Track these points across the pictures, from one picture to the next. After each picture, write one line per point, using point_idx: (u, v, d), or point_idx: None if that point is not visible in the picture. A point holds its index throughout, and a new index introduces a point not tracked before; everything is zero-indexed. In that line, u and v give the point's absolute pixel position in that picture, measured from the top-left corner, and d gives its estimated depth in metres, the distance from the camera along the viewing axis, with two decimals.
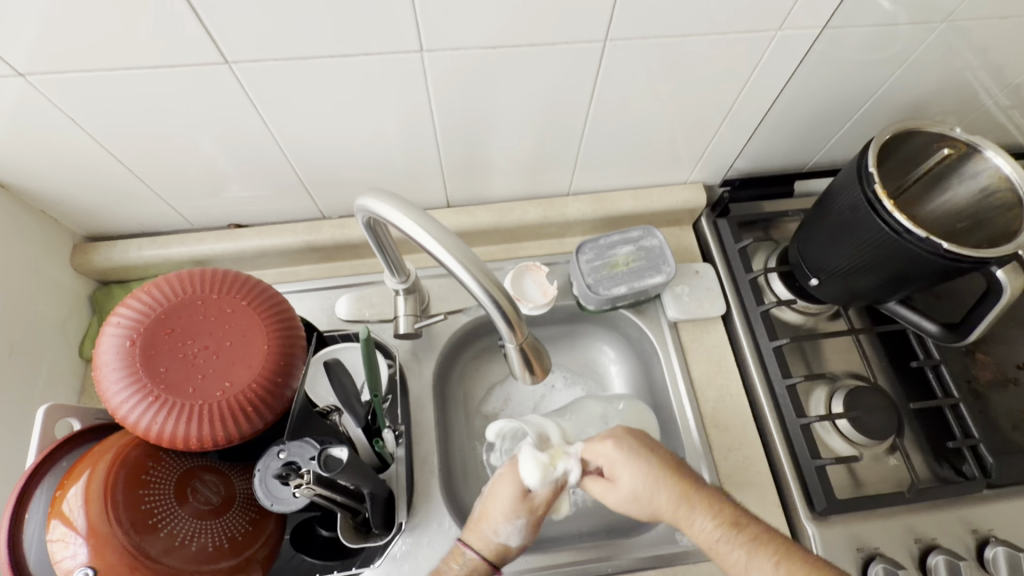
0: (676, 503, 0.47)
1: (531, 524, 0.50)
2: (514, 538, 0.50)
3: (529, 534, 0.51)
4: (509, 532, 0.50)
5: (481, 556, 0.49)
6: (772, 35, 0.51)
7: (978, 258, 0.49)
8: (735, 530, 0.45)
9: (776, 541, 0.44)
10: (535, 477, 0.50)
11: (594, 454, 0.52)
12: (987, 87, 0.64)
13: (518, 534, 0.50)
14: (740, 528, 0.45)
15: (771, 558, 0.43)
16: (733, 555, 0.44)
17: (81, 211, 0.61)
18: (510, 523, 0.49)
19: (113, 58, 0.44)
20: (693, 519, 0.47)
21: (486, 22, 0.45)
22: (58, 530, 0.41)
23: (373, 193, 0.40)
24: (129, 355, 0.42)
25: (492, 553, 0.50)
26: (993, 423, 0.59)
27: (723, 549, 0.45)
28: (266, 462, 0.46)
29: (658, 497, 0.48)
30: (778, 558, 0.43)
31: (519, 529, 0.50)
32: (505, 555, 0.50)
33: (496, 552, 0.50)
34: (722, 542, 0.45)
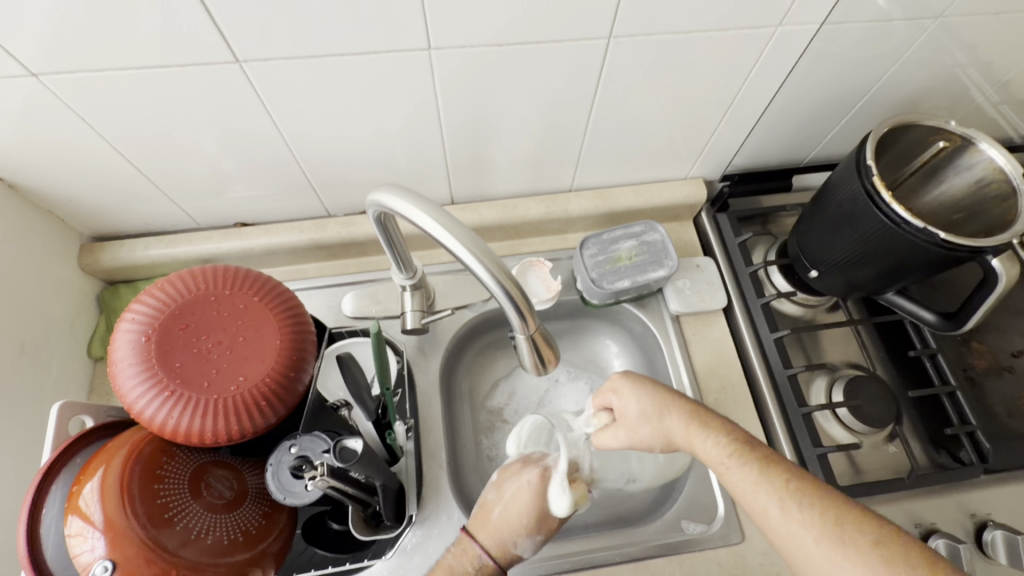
0: (686, 423, 0.49)
1: (546, 536, 0.52)
2: (528, 550, 0.51)
3: (537, 545, 0.52)
4: (525, 543, 0.50)
5: (495, 562, 0.48)
6: (771, 31, 0.52)
7: (975, 248, 0.50)
8: (745, 451, 0.45)
9: (784, 461, 0.43)
10: (561, 508, 0.49)
11: (604, 397, 0.56)
12: (978, 84, 0.66)
13: (532, 545, 0.51)
14: (749, 448, 0.45)
15: (783, 478, 0.42)
16: (740, 475, 0.44)
17: (88, 211, 0.62)
18: (528, 535, 0.50)
19: (125, 57, 0.45)
20: (703, 439, 0.47)
21: (492, 21, 0.46)
22: (76, 525, 0.42)
23: (385, 187, 0.40)
24: (144, 350, 0.43)
25: (506, 559, 0.49)
26: (989, 410, 0.61)
27: (731, 468, 0.44)
28: (278, 457, 0.47)
29: (667, 418, 0.50)
30: (785, 475, 0.42)
31: (532, 541, 0.51)
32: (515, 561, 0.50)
33: (507, 558, 0.50)
34: (730, 460, 0.45)
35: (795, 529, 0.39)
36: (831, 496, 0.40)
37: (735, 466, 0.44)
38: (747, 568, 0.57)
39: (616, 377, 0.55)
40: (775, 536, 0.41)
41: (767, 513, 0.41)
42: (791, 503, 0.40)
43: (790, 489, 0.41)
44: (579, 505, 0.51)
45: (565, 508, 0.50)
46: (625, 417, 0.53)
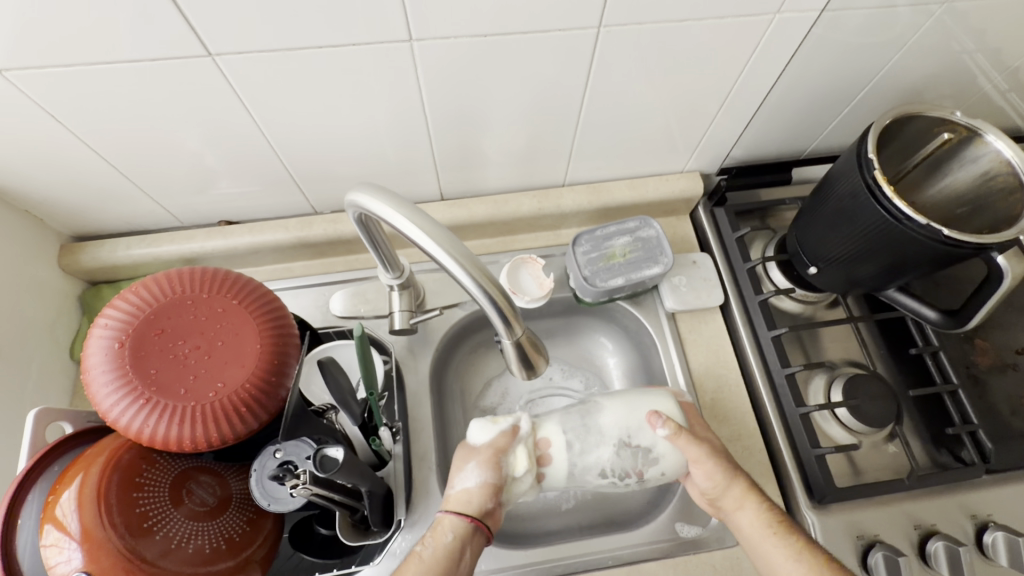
0: (744, 490, 0.51)
1: (486, 462, 0.49)
2: (472, 481, 0.49)
3: (489, 474, 0.49)
4: (465, 476, 0.49)
5: (446, 511, 0.49)
6: (769, 19, 0.50)
7: (979, 244, 0.48)
8: (789, 531, 0.48)
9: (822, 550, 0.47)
10: (482, 435, 0.51)
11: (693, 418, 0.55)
12: (985, 71, 0.63)
13: (472, 475, 0.49)
14: (792, 529, 0.48)
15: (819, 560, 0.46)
16: (778, 549, 0.47)
17: (66, 210, 0.60)
18: (461, 470, 0.50)
19: (92, 51, 0.43)
20: (750, 510, 0.50)
21: (476, 10, 0.44)
22: (52, 535, 0.41)
23: (363, 187, 0.39)
24: (118, 357, 0.42)
25: (461, 505, 0.49)
26: (992, 409, 0.59)
27: (770, 545, 0.48)
28: (262, 462, 0.45)
29: (730, 484, 0.51)
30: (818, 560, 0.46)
31: (473, 470, 0.49)
32: (475, 500, 0.48)
33: (463, 502, 0.48)
34: (769, 539, 0.48)
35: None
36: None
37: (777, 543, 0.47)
38: (742, 570, 0.56)
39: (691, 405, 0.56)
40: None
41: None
42: None
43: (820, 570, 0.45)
44: (499, 429, 0.51)
45: (484, 431, 0.51)
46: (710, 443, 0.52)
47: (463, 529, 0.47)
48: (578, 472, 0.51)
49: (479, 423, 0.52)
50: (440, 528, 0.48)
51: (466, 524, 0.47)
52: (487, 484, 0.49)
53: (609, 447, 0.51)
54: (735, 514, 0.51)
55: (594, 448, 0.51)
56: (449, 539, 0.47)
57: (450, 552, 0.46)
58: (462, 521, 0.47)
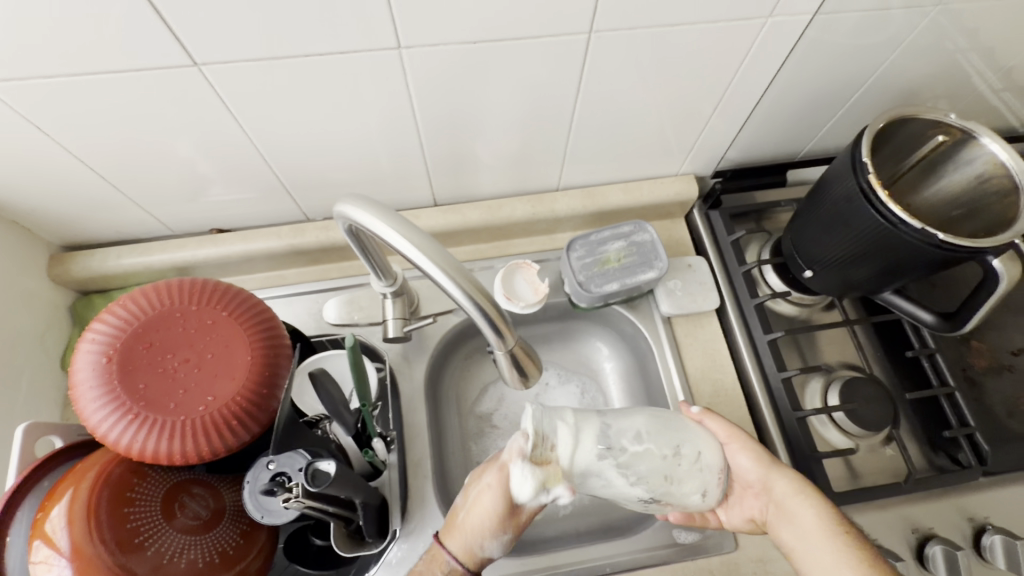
0: (793, 486, 0.50)
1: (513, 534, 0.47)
2: (497, 550, 0.47)
3: (510, 543, 0.48)
4: (493, 546, 0.46)
5: (462, 563, 0.46)
6: (763, 22, 0.49)
7: (974, 248, 0.48)
8: (843, 532, 0.46)
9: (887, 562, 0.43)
10: (524, 498, 0.43)
11: None
12: (979, 70, 0.63)
13: (501, 546, 0.47)
14: (849, 529, 0.46)
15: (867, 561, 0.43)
16: (828, 545, 0.45)
17: (56, 220, 0.60)
18: (494, 538, 0.46)
19: (78, 62, 0.42)
20: (802, 507, 0.48)
21: (466, 17, 0.44)
22: (41, 552, 0.40)
23: (352, 198, 0.38)
24: (106, 372, 0.41)
25: (474, 562, 0.47)
26: (989, 412, 0.59)
27: (826, 544, 0.45)
28: (254, 474, 0.44)
29: (775, 473, 0.51)
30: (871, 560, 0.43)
31: (500, 543, 0.47)
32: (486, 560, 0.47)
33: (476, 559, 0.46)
34: (823, 537, 0.46)
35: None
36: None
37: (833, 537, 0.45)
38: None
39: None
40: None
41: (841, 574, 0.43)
42: None
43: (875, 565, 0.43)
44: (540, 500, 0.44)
45: (528, 500, 0.44)
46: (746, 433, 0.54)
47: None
48: (612, 432, 0.45)
49: (524, 492, 0.43)
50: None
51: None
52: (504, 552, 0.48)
53: (637, 424, 0.47)
54: (790, 506, 0.49)
55: (626, 413, 0.47)
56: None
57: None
58: (467, 574, 0.47)
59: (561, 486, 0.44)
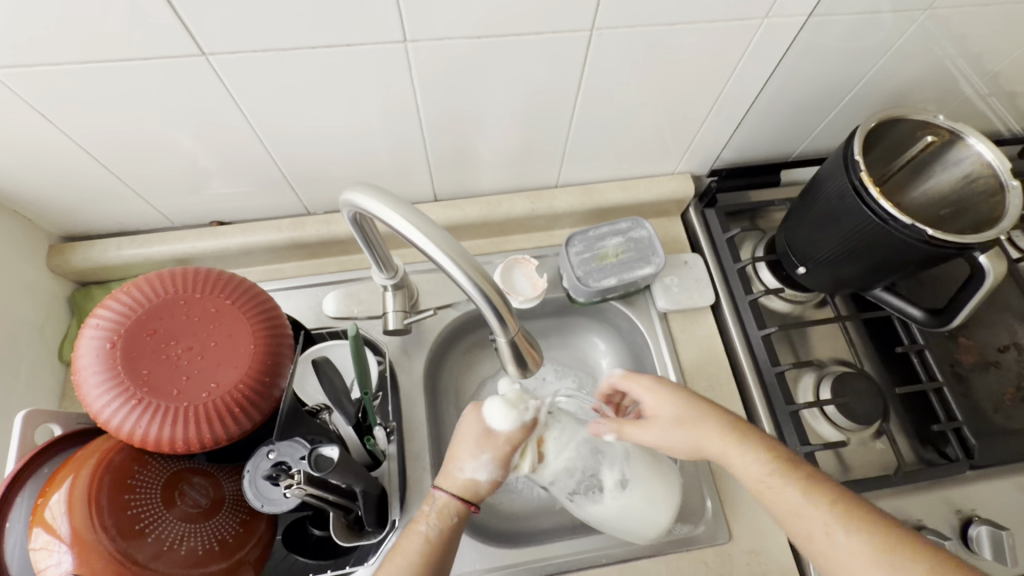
0: (721, 433, 0.49)
1: (498, 459, 0.50)
2: (482, 475, 0.50)
3: (497, 471, 0.50)
4: (477, 466, 0.50)
5: (451, 493, 0.49)
6: (757, 24, 0.51)
7: (963, 244, 0.49)
8: (789, 469, 0.45)
9: (846, 492, 0.43)
10: (501, 421, 0.51)
11: (634, 387, 0.55)
12: (965, 75, 0.65)
13: (485, 468, 0.50)
14: (788, 462, 0.46)
15: (828, 501, 0.43)
16: (785, 490, 0.44)
17: (56, 211, 0.60)
18: (474, 458, 0.50)
19: (85, 50, 0.43)
20: (742, 453, 0.47)
21: (470, 10, 0.44)
22: (41, 538, 0.40)
23: (359, 187, 0.39)
24: (109, 358, 0.41)
25: (465, 491, 0.49)
26: (976, 406, 0.61)
27: (776, 484, 0.45)
28: (255, 463, 0.45)
29: (703, 426, 0.50)
30: (834, 498, 0.43)
31: (485, 464, 0.50)
32: (478, 491, 0.50)
33: (469, 489, 0.49)
34: (776, 482, 0.45)
35: (843, 555, 0.40)
36: (905, 539, 0.40)
37: (782, 484, 0.45)
38: (733, 567, 0.56)
39: (629, 375, 0.55)
40: (821, 558, 0.42)
41: (813, 534, 0.42)
42: (839, 528, 0.41)
43: (836, 512, 0.42)
44: (519, 423, 0.51)
45: (507, 421, 0.51)
46: (655, 418, 0.53)
47: (464, 514, 0.48)
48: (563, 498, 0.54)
49: (502, 413, 0.51)
50: (444, 509, 0.48)
51: (467, 511, 0.49)
52: (493, 481, 0.50)
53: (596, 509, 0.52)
54: (728, 457, 0.48)
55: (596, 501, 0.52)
56: (452, 524, 0.47)
57: (450, 534, 0.47)
58: (464, 507, 0.48)
59: (531, 405, 0.53)
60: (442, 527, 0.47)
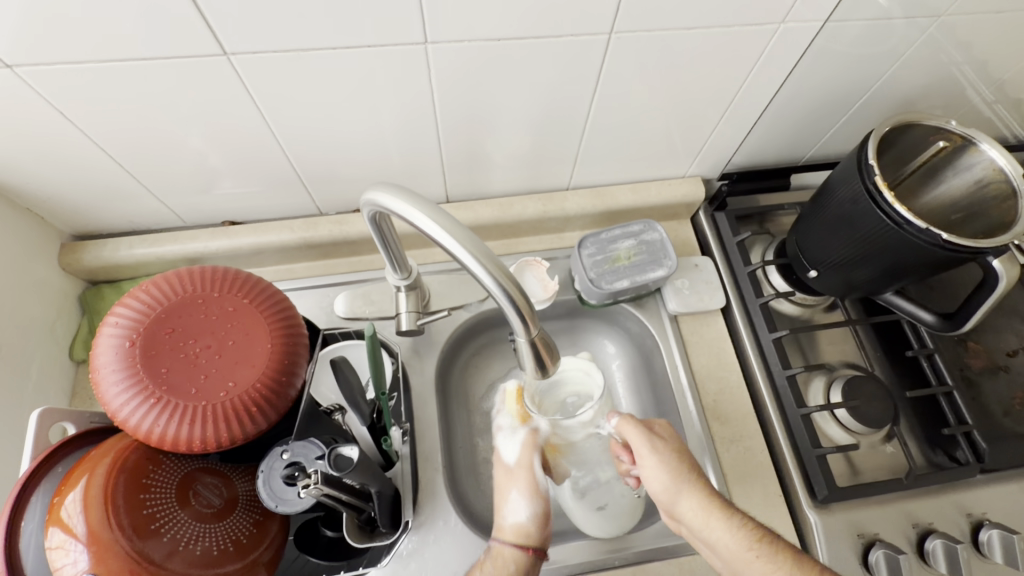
0: (702, 505, 0.50)
1: (527, 492, 0.55)
2: (523, 514, 0.54)
3: (536, 506, 0.55)
4: (515, 508, 0.55)
5: (510, 544, 0.52)
6: (774, 29, 0.51)
7: (977, 248, 0.49)
8: (768, 546, 0.47)
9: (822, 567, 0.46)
10: (510, 453, 0.57)
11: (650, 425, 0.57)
12: (974, 82, 0.65)
13: (523, 507, 0.54)
14: (765, 537, 0.47)
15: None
16: (764, 566, 0.46)
17: (69, 209, 0.60)
18: (510, 500, 0.55)
19: (108, 49, 0.43)
20: (722, 528, 0.49)
21: (490, 14, 0.45)
22: (57, 537, 0.40)
23: (382, 186, 0.39)
24: (128, 356, 0.41)
25: (517, 538, 0.53)
26: (985, 409, 0.61)
27: (753, 562, 0.46)
28: (269, 463, 0.45)
29: (684, 493, 0.51)
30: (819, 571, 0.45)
31: (521, 503, 0.55)
32: (533, 534, 0.53)
33: (523, 536, 0.53)
34: (757, 560, 0.46)
35: None
36: None
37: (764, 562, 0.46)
38: None
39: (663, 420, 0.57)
40: None
41: None
42: None
43: None
44: (521, 444, 0.57)
45: (512, 452, 0.57)
46: (664, 442, 0.54)
47: (523, 562, 0.51)
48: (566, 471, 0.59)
49: (508, 447, 0.57)
50: (500, 559, 0.51)
51: (525, 556, 0.51)
52: (537, 516, 0.54)
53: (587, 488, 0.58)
54: (706, 531, 0.49)
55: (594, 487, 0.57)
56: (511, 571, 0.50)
57: None
58: (522, 554, 0.51)
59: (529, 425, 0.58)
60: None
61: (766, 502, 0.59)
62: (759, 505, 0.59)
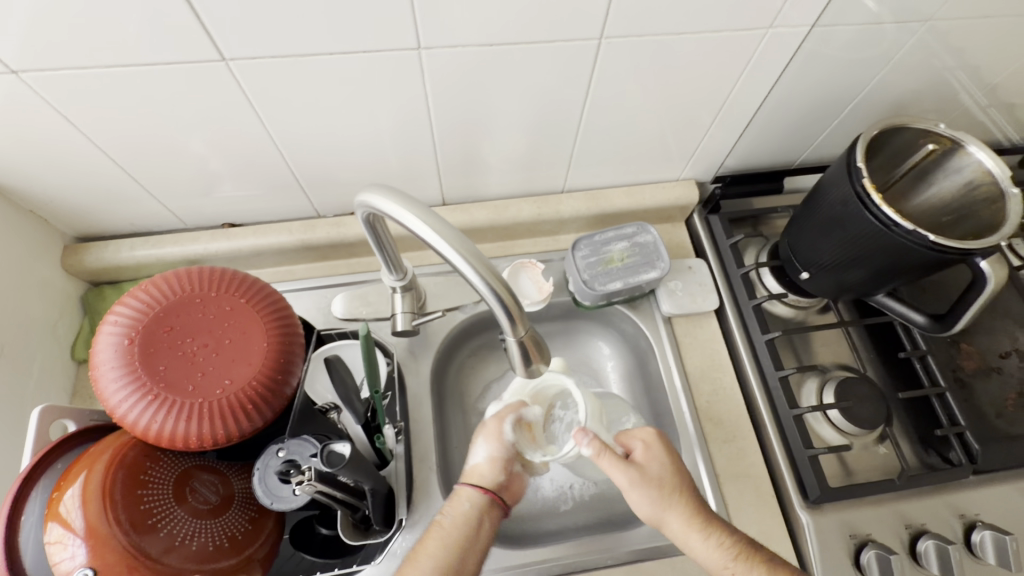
0: (686, 521, 0.50)
1: (493, 437, 0.55)
2: (482, 455, 0.55)
3: (495, 448, 0.55)
4: (477, 451, 0.55)
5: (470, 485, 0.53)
6: (762, 34, 0.52)
7: (964, 250, 0.50)
8: (748, 562, 0.47)
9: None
10: (490, 409, 0.58)
11: (629, 439, 0.55)
12: (965, 85, 0.66)
13: (483, 447, 0.55)
14: (746, 554, 0.48)
15: None
16: None
17: (72, 211, 0.61)
18: (476, 444, 0.56)
19: (110, 55, 0.44)
20: (704, 545, 0.49)
21: (482, 20, 0.46)
22: (56, 532, 0.40)
23: (374, 188, 0.40)
24: (127, 354, 0.42)
25: (477, 478, 0.53)
26: (979, 411, 0.61)
27: None
28: (265, 461, 0.45)
29: (669, 510, 0.51)
30: None
31: (483, 447, 0.55)
32: (486, 475, 0.53)
33: (480, 477, 0.53)
34: None
35: None
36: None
37: None
38: None
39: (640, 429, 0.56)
40: None
41: None
42: None
43: None
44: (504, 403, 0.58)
45: (491, 408, 0.58)
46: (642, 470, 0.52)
47: (477, 500, 0.51)
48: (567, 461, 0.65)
49: (490, 403, 0.58)
50: (458, 499, 0.52)
51: (481, 497, 0.51)
52: (494, 458, 0.54)
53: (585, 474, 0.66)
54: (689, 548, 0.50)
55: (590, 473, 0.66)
56: (464, 509, 0.51)
57: (465, 521, 0.50)
58: (479, 494, 0.52)
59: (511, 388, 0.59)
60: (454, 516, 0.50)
61: (758, 503, 0.59)
62: (753, 506, 0.59)
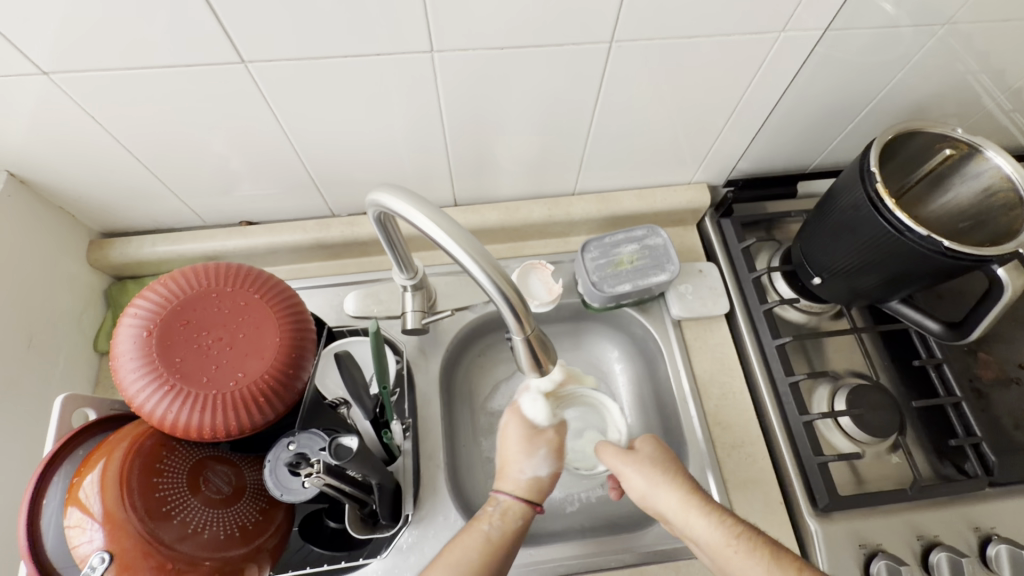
0: (682, 500, 0.50)
1: (552, 452, 0.58)
2: (542, 470, 0.56)
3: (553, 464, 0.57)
4: (537, 464, 0.56)
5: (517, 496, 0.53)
6: (775, 36, 0.52)
7: (979, 256, 0.49)
8: (748, 539, 0.45)
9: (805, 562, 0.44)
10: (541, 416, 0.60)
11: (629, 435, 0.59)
12: (988, 89, 0.65)
13: (542, 463, 0.57)
14: (747, 533, 0.46)
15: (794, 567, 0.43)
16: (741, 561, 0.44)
17: (97, 208, 0.63)
18: (530, 457, 0.56)
19: (134, 57, 0.46)
20: (700, 521, 0.48)
21: (493, 22, 0.46)
22: (75, 516, 0.42)
23: (385, 187, 0.41)
24: (145, 345, 0.44)
25: (529, 491, 0.54)
26: (995, 421, 0.60)
27: (733, 555, 0.45)
28: (275, 453, 0.46)
29: (663, 488, 0.51)
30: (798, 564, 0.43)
31: (543, 460, 0.57)
32: (542, 489, 0.55)
33: (536, 489, 0.55)
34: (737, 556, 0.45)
35: None
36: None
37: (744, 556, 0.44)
38: None
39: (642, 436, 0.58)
40: None
41: None
42: None
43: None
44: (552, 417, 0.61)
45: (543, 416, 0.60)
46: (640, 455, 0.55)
47: (527, 514, 0.52)
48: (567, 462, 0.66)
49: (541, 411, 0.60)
50: (508, 512, 0.52)
51: (531, 510, 0.53)
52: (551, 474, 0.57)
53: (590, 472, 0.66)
54: (687, 525, 0.49)
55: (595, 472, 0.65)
56: (516, 525, 0.51)
57: (514, 533, 0.51)
58: (528, 507, 0.53)
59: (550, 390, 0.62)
60: (506, 529, 0.50)
61: (766, 508, 0.59)
62: (760, 511, 0.58)
